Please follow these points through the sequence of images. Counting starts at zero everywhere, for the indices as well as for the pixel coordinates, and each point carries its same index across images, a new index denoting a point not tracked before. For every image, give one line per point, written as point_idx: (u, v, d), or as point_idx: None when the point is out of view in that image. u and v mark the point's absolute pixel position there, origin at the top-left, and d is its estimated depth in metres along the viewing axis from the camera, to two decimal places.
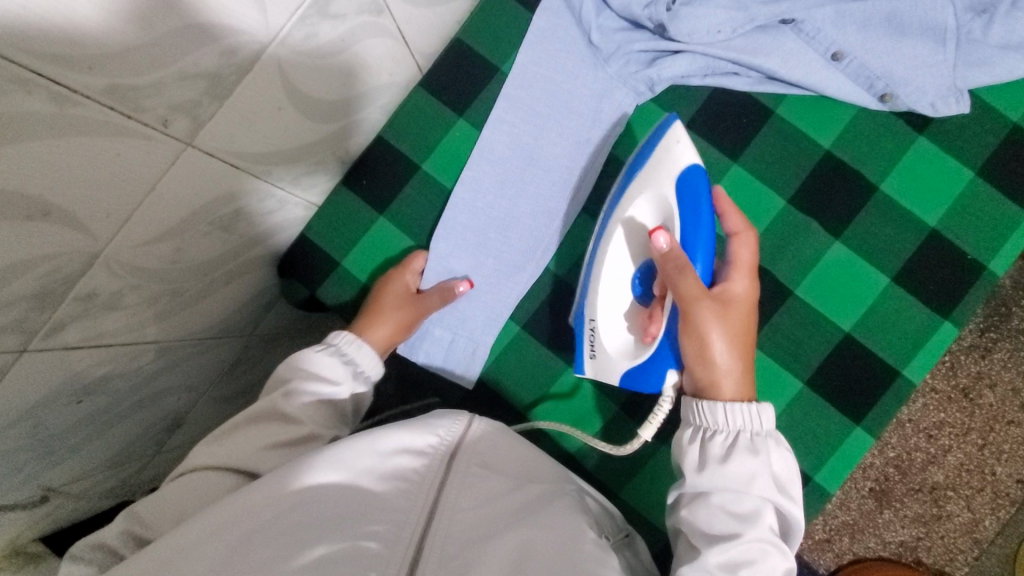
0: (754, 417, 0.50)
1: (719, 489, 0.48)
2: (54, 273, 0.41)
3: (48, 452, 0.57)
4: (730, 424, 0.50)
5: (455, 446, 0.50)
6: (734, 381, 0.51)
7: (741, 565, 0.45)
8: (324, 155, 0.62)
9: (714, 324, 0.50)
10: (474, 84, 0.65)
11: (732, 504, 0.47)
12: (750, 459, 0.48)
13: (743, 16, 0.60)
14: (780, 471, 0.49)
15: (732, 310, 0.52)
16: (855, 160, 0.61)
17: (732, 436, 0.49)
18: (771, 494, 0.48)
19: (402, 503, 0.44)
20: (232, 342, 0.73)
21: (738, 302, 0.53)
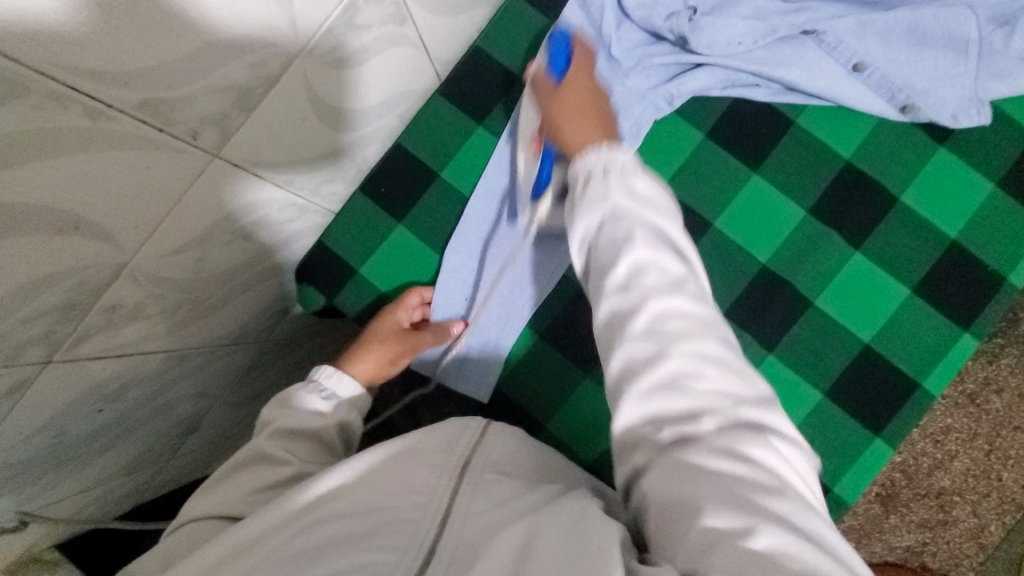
0: (613, 160, 0.48)
1: (637, 310, 0.43)
2: (82, 286, 0.41)
3: (66, 459, 0.57)
4: (586, 166, 0.48)
5: (467, 452, 0.48)
6: (588, 125, 0.53)
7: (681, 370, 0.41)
8: (343, 163, 0.62)
9: (558, 95, 0.55)
10: (494, 92, 0.65)
11: (652, 339, 0.42)
12: (649, 238, 0.45)
13: (764, 27, 0.61)
14: (647, 193, 0.47)
15: (572, 91, 0.55)
16: (875, 171, 0.61)
17: (595, 174, 0.47)
18: (666, 293, 0.43)
19: (415, 514, 0.43)
20: (247, 349, 0.73)
21: (581, 90, 0.55)
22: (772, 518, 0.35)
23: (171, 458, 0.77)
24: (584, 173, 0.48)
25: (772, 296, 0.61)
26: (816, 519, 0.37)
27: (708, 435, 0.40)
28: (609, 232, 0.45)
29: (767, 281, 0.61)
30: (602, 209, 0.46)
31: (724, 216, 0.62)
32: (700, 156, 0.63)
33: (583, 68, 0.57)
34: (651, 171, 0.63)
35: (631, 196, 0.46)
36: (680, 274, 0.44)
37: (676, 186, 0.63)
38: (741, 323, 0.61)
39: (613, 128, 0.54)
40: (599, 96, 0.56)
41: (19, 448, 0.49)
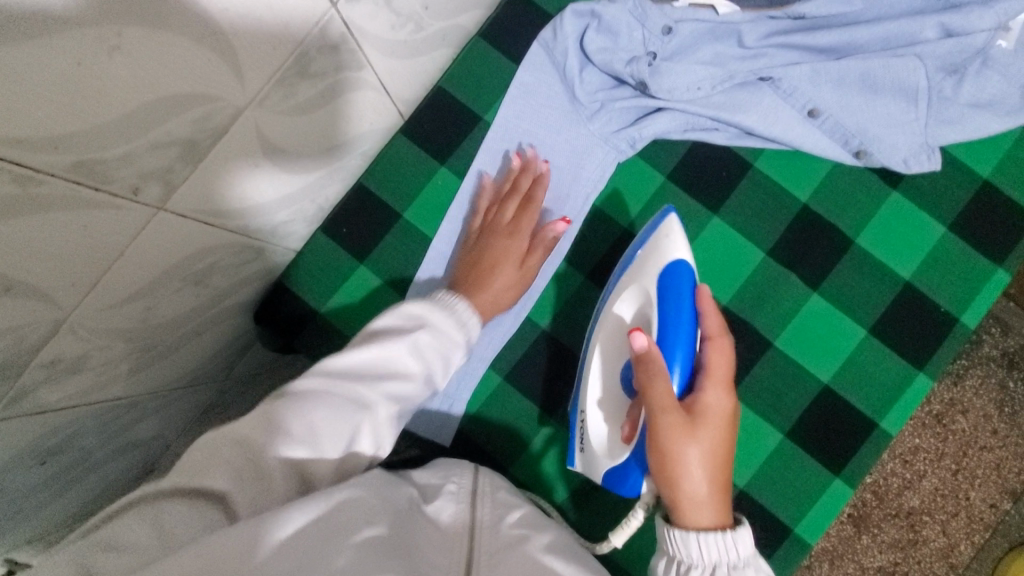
0: (731, 547, 0.45)
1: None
2: (17, 345, 0.40)
3: (7, 514, 0.55)
4: (705, 559, 0.45)
5: (476, 486, 0.50)
6: (703, 451, 0.47)
7: None
8: (304, 204, 0.61)
9: (713, 372, 0.50)
10: (457, 132, 0.65)
11: None
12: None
13: (722, 73, 0.62)
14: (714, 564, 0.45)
15: (704, 424, 0.48)
16: (831, 214, 0.63)
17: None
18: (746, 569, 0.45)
19: (447, 547, 0.42)
20: (206, 389, 0.71)
21: (715, 415, 0.49)
22: None
23: None
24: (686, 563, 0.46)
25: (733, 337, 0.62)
26: None
27: None
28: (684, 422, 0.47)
29: (730, 322, 0.62)
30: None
31: None
32: (662, 197, 0.63)
33: (712, 341, 0.52)
34: (613, 212, 0.64)
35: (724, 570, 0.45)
36: None
37: (638, 227, 0.63)
38: None
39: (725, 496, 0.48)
40: (733, 428, 0.50)
41: None
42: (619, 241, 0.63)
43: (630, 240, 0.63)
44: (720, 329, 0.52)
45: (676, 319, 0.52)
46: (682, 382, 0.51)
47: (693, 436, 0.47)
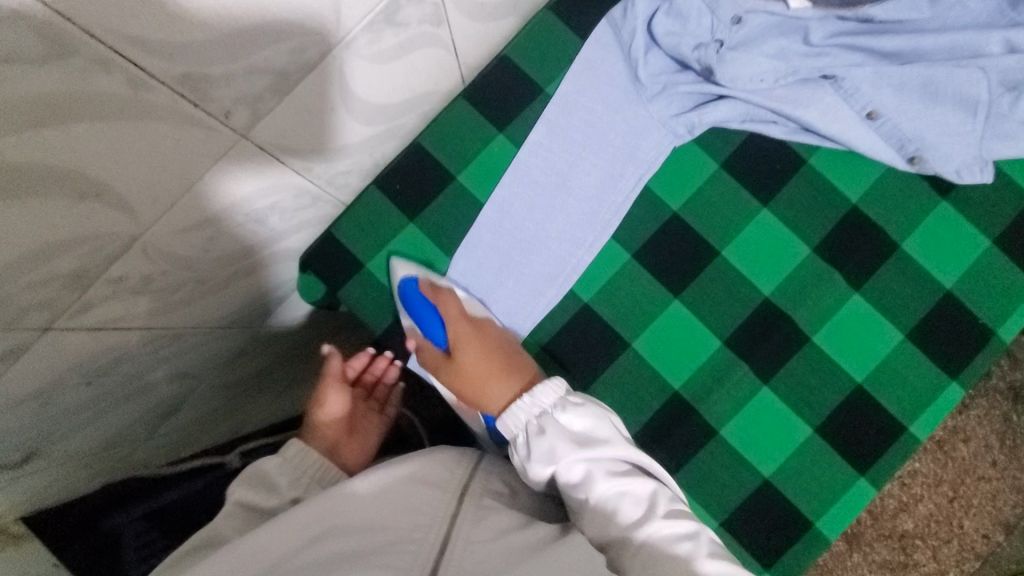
0: (532, 404, 0.55)
1: (624, 515, 0.51)
2: (93, 254, 0.41)
3: (43, 432, 0.56)
4: (597, 488, 0.52)
5: (463, 481, 0.52)
6: (478, 351, 0.58)
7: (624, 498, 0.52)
8: (362, 155, 0.61)
9: (463, 342, 0.58)
10: (518, 102, 0.66)
11: (604, 494, 0.52)
12: (568, 444, 0.53)
13: (786, 67, 0.63)
14: (589, 427, 0.54)
15: (459, 362, 0.58)
16: (879, 217, 0.63)
17: (531, 430, 0.54)
18: (577, 451, 0.53)
19: (416, 535, 0.46)
20: (242, 337, 0.71)
21: (466, 360, 0.58)
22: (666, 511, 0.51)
23: (147, 440, 0.74)
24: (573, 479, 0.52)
25: (772, 329, 0.62)
26: (679, 505, 0.52)
27: (617, 501, 0.51)
28: (543, 400, 0.55)
29: (769, 314, 0.63)
30: (558, 466, 0.53)
31: (731, 245, 0.63)
32: (713, 185, 0.64)
33: (455, 325, 0.59)
34: (664, 195, 0.64)
35: (572, 438, 0.53)
36: (644, 491, 0.52)
37: (688, 212, 0.64)
38: (739, 354, 0.62)
39: (524, 358, 0.59)
40: (496, 348, 0.58)
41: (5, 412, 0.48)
42: (667, 225, 0.64)
43: (678, 225, 0.64)
44: (460, 310, 0.60)
45: (429, 325, 0.60)
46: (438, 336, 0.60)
47: (504, 371, 0.58)
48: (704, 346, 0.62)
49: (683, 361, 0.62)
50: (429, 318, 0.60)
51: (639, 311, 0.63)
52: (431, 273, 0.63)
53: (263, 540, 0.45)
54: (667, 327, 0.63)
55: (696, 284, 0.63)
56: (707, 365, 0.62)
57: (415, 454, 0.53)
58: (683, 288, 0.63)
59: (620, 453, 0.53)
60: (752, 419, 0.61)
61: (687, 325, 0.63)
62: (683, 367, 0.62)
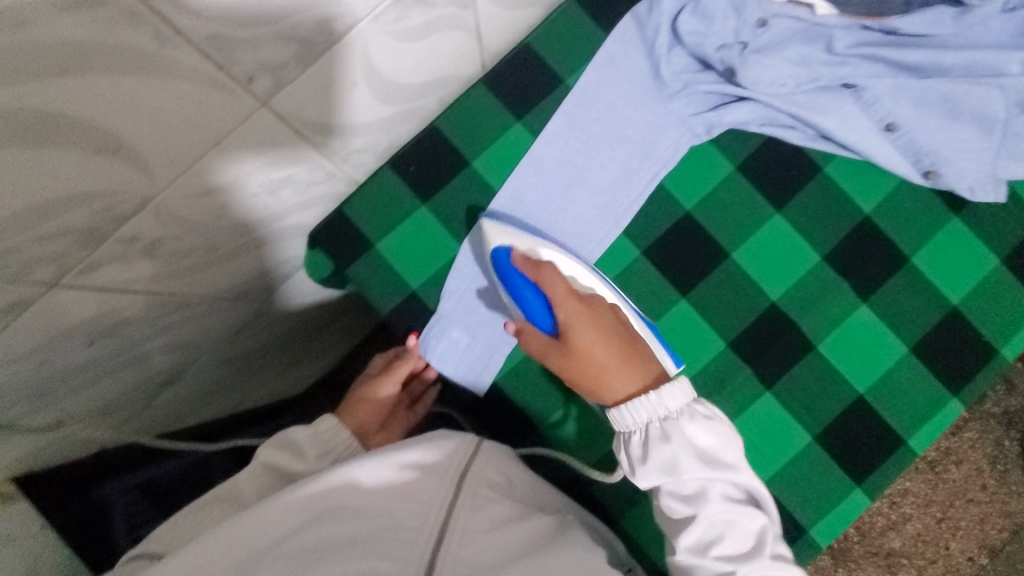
0: (658, 402, 0.53)
1: (699, 525, 0.52)
2: (106, 211, 0.41)
3: (43, 390, 0.55)
4: (714, 510, 0.52)
5: (461, 464, 0.51)
6: (599, 342, 0.55)
7: (719, 530, 0.52)
8: (379, 135, 0.61)
9: (576, 327, 0.55)
10: (538, 91, 0.65)
11: (711, 523, 0.52)
12: (698, 461, 0.52)
13: (808, 74, 0.62)
14: (713, 445, 0.53)
15: (576, 337, 0.55)
16: (890, 229, 0.63)
17: (652, 433, 0.53)
18: (705, 467, 0.52)
19: (414, 522, 0.46)
20: (246, 312, 0.70)
21: (579, 334, 0.55)
22: (771, 551, 0.51)
23: (146, 409, 0.74)
24: (684, 496, 0.53)
25: (777, 335, 0.62)
26: (776, 541, 0.52)
27: (710, 524, 0.52)
28: (667, 409, 0.53)
29: (775, 319, 0.62)
30: (677, 477, 0.52)
31: (741, 248, 0.63)
32: (727, 187, 0.64)
33: (566, 313, 0.56)
34: (678, 194, 0.64)
35: (683, 449, 0.52)
36: (758, 523, 0.52)
37: (701, 212, 0.64)
38: (743, 357, 0.62)
39: (642, 347, 0.56)
40: (602, 326, 0.56)
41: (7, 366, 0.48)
42: (679, 225, 0.64)
43: (690, 225, 0.64)
44: (567, 290, 0.56)
45: (528, 299, 0.57)
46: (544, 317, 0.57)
47: (626, 359, 0.55)
48: (709, 347, 0.62)
49: (686, 361, 0.62)
50: (531, 297, 0.57)
51: (646, 308, 0.63)
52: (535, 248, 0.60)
53: (258, 519, 0.44)
54: (672, 326, 0.63)
55: (704, 284, 0.63)
56: (710, 367, 0.62)
57: (408, 436, 0.53)
58: (691, 288, 0.63)
59: (742, 479, 0.52)
60: (752, 422, 0.61)
61: (692, 325, 0.63)
62: (686, 367, 0.62)
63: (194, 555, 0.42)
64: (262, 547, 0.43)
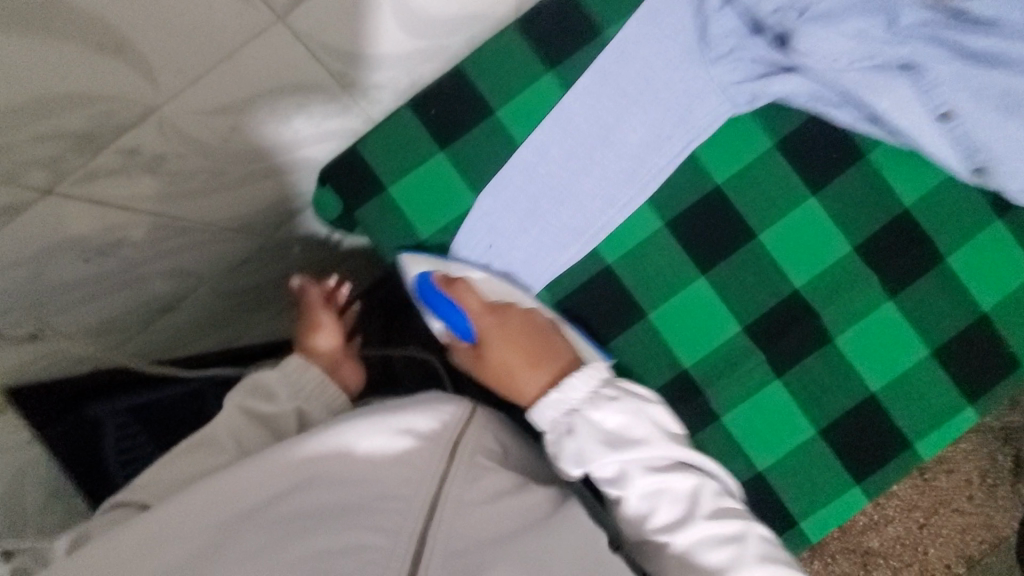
0: (561, 399, 0.54)
1: (655, 507, 0.53)
2: (106, 116, 0.38)
3: (35, 301, 0.54)
4: (647, 482, 0.53)
5: (456, 432, 0.49)
6: (505, 344, 0.57)
7: (660, 502, 0.53)
8: (401, 71, 0.57)
9: (490, 337, 0.57)
10: (574, 41, 0.61)
11: (648, 496, 0.53)
12: (602, 444, 0.53)
13: (866, 50, 0.58)
14: (622, 424, 0.54)
15: (490, 341, 0.57)
16: (929, 226, 0.60)
17: (556, 423, 0.54)
18: (608, 449, 0.53)
19: (404, 492, 0.44)
20: (250, 245, 0.68)
21: (495, 342, 0.57)
22: (744, 531, 0.52)
23: (141, 332, 0.72)
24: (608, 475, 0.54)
25: (795, 324, 0.60)
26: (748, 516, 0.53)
27: (649, 500, 0.53)
28: (565, 395, 0.54)
29: (795, 307, 0.60)
30: (591, 466, 0.53)
31: (771, 230, 0.60)
32: (763, 163, 0.60)
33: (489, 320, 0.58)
34: (711, 166, 0.61)
35: (598, 434, 0.53)
36: (692, 485, 0.53)
37: (732, 188, 0.60)
38: (757, 343, 0.60)
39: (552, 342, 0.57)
40: (529, 330, 0.57)
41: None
42: (707, 199, 0.61)
43: (718, 199, 0.60)
44: (482, 304, 0.58)
45: (448, 314, 0.58)
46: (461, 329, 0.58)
47: (540, 363, 0.56)
48: (723, 329, 0.60)
49: (698, 340, 0.60)
50: (451, 314, 0.58)
51: (663, 282, 0.60)
52: (443, 266, 0.60)
53: (241, 483, 0.43)
54: (687, 303, 0.60)
55: (726, 264, 0.60)
56: (722, 349, 0.60)
57: (404, 401, 0.50)
58: (711, 266, 0.60)
59: (657, 449, 0.53)
60: (759, 410, 0.60)
61: (708, 304, 0.60)
62: (696, 347, 0.60)
63: (181, 509, 0.42)
64: (245, 510, 0.42)
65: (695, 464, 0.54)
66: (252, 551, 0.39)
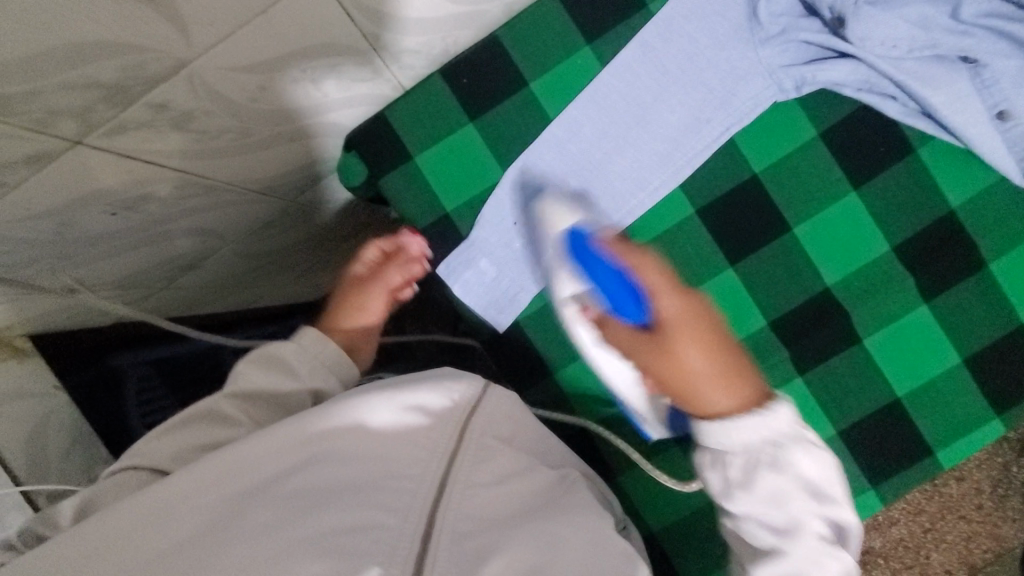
0: (732, 430, 0.44)
1: (771, 509, 0.45)
2: (136, 69, 0.37)
3: (61, 252, 0.54)
4: (766, 481, 0.45)
5: (466, 412, 0.49)
6: (693, 343, 0.44)
7: (780, 507, 0.45)
8: (433, 37, 0.56)
9: (659, 294, 0.45)
10: (615, 14, 0.59)
11: (765, 494, 0.45)
12: (728, 423, 0.44)
13: (925, 38, 0.55)
14: (757, 417, 0.44)
15: (672, 333, 0.44)
16: (974, 230, 0.57)
17: (722, 431, 0.45)
18: (746, 424, 0.44)
19: (413, 470, 0.44)
20: (272, 208, 0.68)
21: (673, 323, 0.44)
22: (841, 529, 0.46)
23: (163, 288, 0.73)
24: (714, 459, 0.47)
25: (822, 322, 0.58)
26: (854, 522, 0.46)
27: (765, 499, 0.45)
28: (717, 314, 0.46)
29: (824, 305, 0.58)
30: (710, 437, 0.45)
31: (806, 224, 0.58)
32: (804, 153, 0.58)
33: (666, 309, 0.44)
34: (749, 153, 0.58)
35: (722, 420, 0.44)
36: (818, 485, 0.46)
37: (769, 177, 0.58)
38: (780, 339, 0.59)
39: (747, 375, 0.45)
40: (705, 320, 0.45)
41: (25, 220, 0.46)
42: (740, 188, 0.59)
43: (753, 189, 0.58)
44: (640, 252, 0.46)
45: (594, 276, 0.47)
46: (631, 310, 0.45)
47: (732, 382, 0.45)
48: (748, 323, 0.59)
49: None
50: (597, 268, 0.47)
51: (689, 270, 0.59)
52: (473, 253, 0.60)
53: (252, 455, 0.43)
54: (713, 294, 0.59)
55: (755, 256, 0.58)
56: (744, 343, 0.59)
57: (410, 378, 0.50)
58: (740, 257, 0.59)
59: (788, 444, 0.45)
60: None
61: (735, 297, 0.59)
62: None
63: (191, 480, 0.41)
64: (253, 485, 0.41)
65: (834, 491, 0.46)
66: (264, 525, 0.38)
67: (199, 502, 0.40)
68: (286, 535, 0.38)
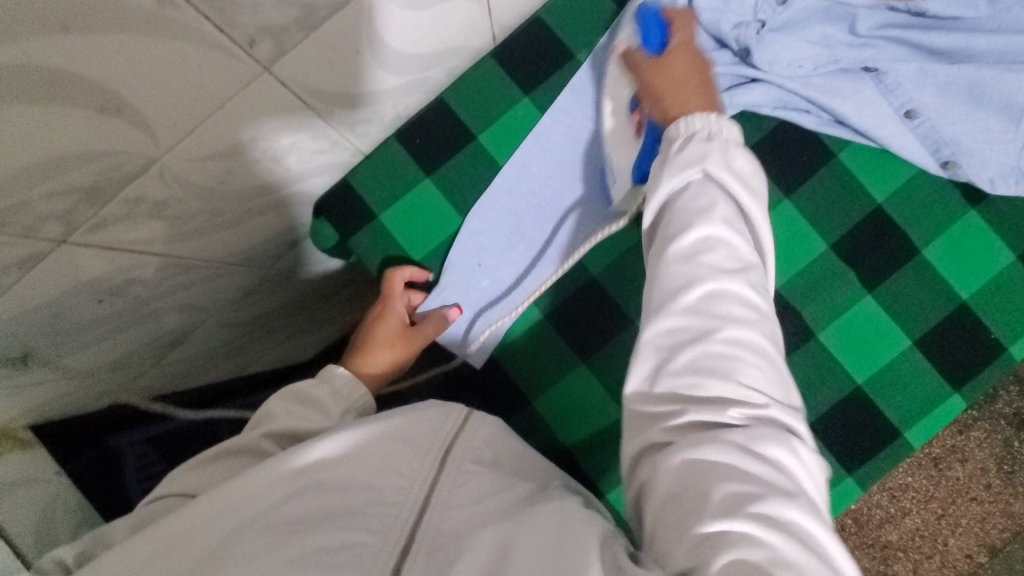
0: (718, 125, 0.50)
1: (705, 325, 0.44)
2: (110, 171, 0.41)
3: (55, 343, 0.57)
4: (717, 312, 0.44)
5: (448, 438, 0.51)
6: (690, 65, 0.55)
7: (707, 356, 0.43)
8: (384, 106, 0.61)
9: (679, 54, 0.56)
10: (548, 66, 0.64)
11: (705, 311, 0.44)
12: (728, 169, 0.48)
13: (828, 55, 0.61)
14: (747, 169, 0.49)
15: (679, 54, 0.55)
16: (902, 221, 0.62)
17: (696, 139, 0.50)
18: (731, 173, 0.48)
19: (397, 497, 0.46)
20: (252, 276, 0.71)
21: (684, 48, 0.56)
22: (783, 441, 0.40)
23: (154, 366, 0.75)
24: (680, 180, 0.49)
25: (778, 322, 0.62)
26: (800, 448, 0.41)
27: (711, 324, 0.44)
28: (690, 199, 0.48)
29: (778, 306, 0.62)
30: (692, 181, 0.48)
31: None
32: None
33: (682, 43, 0.56)
34: None
35: (717, 166, 0.48)
36: (754, 301, 0.45)
37: None
38: None
39: (715, 98, 0.55)
40: (703, 62, 0.56)
41: (19, 317, 0.50)
42: None
43: None
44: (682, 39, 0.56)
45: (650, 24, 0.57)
46: (656, 42, 0.57)
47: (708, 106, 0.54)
48: None
49: None
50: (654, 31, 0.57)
51: None
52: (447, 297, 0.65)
53: (241, 493, 0.45)
54: None
55: None
56: None
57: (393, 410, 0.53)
58: None
59: (748, 266, 0.46)
60: None
61: None
62: None
63: (186, 521, 0.44)
64: (241, 521, 0.44)
65: (772, 350, 0.44)
66: (248, 555, 0.41)
67: (192, 539, 0.43)
68: (271, 558, 0.40)
